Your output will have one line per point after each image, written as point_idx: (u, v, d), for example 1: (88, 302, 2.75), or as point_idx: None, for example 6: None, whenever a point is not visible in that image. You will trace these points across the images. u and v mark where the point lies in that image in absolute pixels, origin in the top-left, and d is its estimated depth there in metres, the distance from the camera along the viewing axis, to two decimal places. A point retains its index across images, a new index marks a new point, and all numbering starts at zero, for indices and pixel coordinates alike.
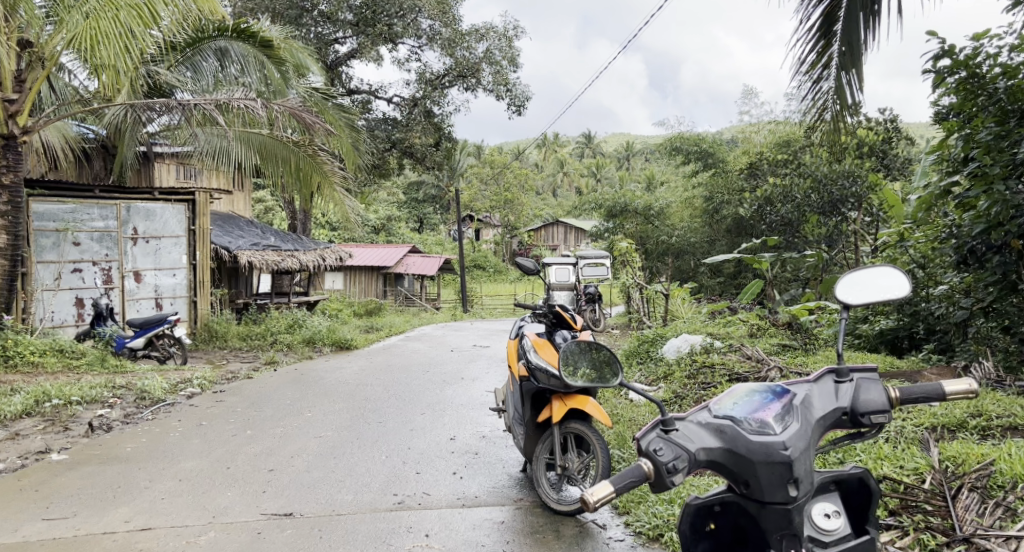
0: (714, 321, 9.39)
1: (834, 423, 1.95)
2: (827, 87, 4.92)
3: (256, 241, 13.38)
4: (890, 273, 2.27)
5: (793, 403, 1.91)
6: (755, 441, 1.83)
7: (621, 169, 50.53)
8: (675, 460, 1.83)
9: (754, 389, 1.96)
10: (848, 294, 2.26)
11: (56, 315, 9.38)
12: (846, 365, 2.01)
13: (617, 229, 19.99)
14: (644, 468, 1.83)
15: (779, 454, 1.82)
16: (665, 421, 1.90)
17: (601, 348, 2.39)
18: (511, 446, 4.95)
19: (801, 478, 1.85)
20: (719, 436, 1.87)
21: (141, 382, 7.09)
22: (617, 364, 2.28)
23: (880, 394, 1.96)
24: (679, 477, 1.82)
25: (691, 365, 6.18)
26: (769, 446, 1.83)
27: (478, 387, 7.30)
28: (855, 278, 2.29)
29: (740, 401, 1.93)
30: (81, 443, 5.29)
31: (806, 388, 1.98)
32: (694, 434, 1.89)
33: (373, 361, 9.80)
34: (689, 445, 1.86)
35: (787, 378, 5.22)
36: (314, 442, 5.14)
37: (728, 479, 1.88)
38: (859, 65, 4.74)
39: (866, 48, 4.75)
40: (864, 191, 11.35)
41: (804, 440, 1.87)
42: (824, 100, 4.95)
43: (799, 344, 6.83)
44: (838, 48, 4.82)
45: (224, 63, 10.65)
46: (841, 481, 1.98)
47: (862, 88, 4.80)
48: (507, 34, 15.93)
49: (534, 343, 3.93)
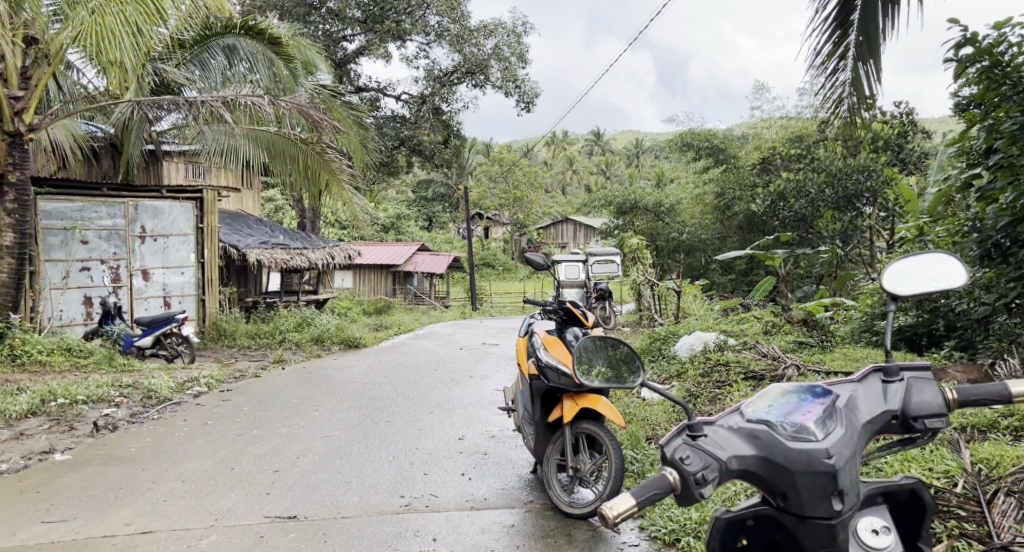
0: (726, 318, 9.26)
1: (883, 427, 1.83)
2: (844, 78, 4.77)
3: (265, 239, 13.32)
4: (944, 260, 2.14)
5: (837, 406, 1.80)
6: (794, 449, 1.71)
7: (631, 166, 50.35)
8: (704, 470, 1.70)
9: (789, 392, 1.84)
10: (896, 284, 2.12)
11: (64, 314, 9.36)
12: (895, 364, 1.89)
13: (627, 226, 19.84)
14: (669, 479, 1.70)
15: (820, 462, 1.70)
16: (692, 426, 1.77)
17: (619, 344, 2.23)
18: (521, 446, 4.85)
19: (846, 490, 1.72)
20: (752, 443, 1.75)
21: (148, 381, 7.03)
22: (633, 359, 2.12)
23: (934, 396, 1.84)
24: (708, 488, 1.69)
25: (705, 363, 6.05)
26: (811, 454, 1.70)
27: (488, 386, 7.19)
28: (901, 267, 2.16)
29: (776, 402, 1.81)
30: (85, 443, 5.22)
31: (851, 389, 1.86)
32: (724, 440, 1.76)
33: (382, 359, 9.71)
34: (720, 453, 1.73)
35: (805, 376, 5.09)
36: (320, 442, 5.06)
37: (762, 490, 1.75)
38: (878, 56, 4.60)
39: (884, 37, 4.61)
40: (880, 186, 11.16)
41: (850, 447, 1.75)
42: (841, 93, 4.80)
43: (815, 341, 6.69)
44: (855, 38, 4.66)
45: (232, 61, 10.55)
46: (891, 493, 1.85)
47: (881, 78, 4.64)
48: (516, 30, 15.80)
49: (543, 340, 3.82)
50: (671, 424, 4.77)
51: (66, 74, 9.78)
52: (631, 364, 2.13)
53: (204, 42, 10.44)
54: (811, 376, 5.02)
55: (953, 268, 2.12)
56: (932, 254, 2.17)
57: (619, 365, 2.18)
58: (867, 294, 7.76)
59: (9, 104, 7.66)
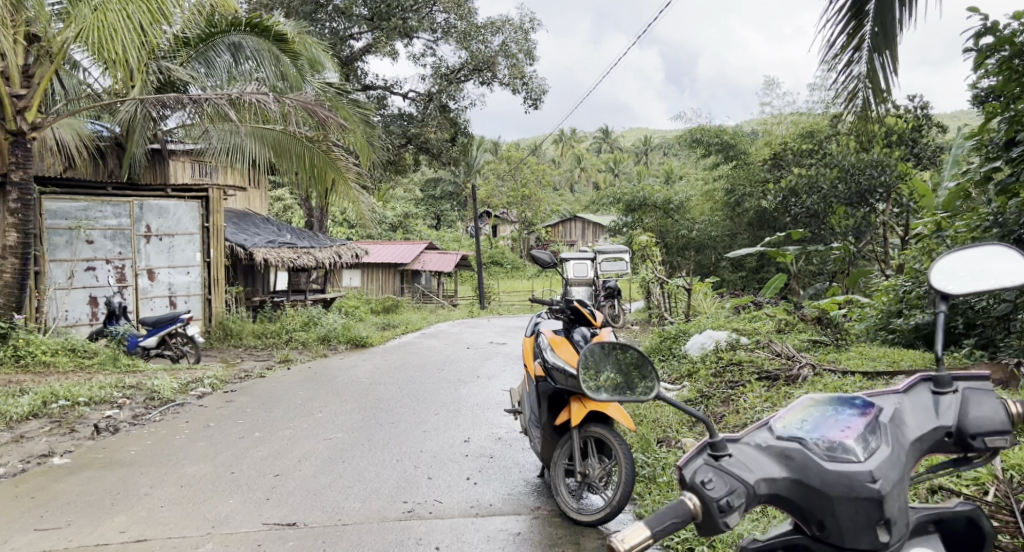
0: (738, 316, 9.10)
1: (936, 445, 1.69)
2: (859, 71, 4.65)
3: (271, 238, 13.25)
4: (999, 252, 1.99)
5: (881, 421, 1.67)
6: (832, 471, 1.58)
7: (639, 163, 50.13)
8: (728, 495, 1.58)
9: (823, 405, 1.71)
10: (946, 282, 1.97)
11: (70, 314, 9.31)
12: (948, 373, 1.76)
13: (636, 223, 19.68)
14: (689, 505, 1.58)
15: (862, 486, 1.56)
16: (714, 445, 1.65)
17: (627, 347, 2.08)
18: (528, 449, 4.73)
19: (893, 519, 1.59)
20: (785, 463, 1.62)
21: (152, 382, 6.95)
22: (646, 366, 1.98)
23: (993, 410, 1.70)
24: (733, 516, 1.57)
25: (717, 362, 5.91)
26: (853, 478, 1.57)
27: (495, 386, 7.07)
28: (950, 263, 2.01)
29: (810, 418, 1.69)
30: (85, 446, 5.14)
31: (897, 402, 1.73)
32: (751, 460, 1.64)
33: (388, 359, 9.59)
34: (747, 476, 1.61)
35: (821, 376, 4.94)
36: (323, 445, 4.95)
37: (797, 516, 1.63)
38: (894, 48, 4.46)
39: (901, 28, 4.45)
40: (894, 181, 10.96)
41: (897, 468, 1.61)
42: (855, 86, 4.69)
43: (830, 340, 6.54)
44: (871, 28, 4.52)
45: (238, 58, 10.51)
46: (945, 520, 1.76)
47: (897, 71, 4.51)
48: (523, 26, 15.64)
49: (550, 341, 3.69)
50: (683, 426, 4.63)
51: (69, 71, 9.70)
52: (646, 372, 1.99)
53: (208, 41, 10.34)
54: (828, 376, 4.87)
55: (1008, 263, 1.97)
56: (980, 248, 2.03)
57: (630, 373, 2.04)
58: (882, 291, 7.58)
59: (12, 103, 7.59)
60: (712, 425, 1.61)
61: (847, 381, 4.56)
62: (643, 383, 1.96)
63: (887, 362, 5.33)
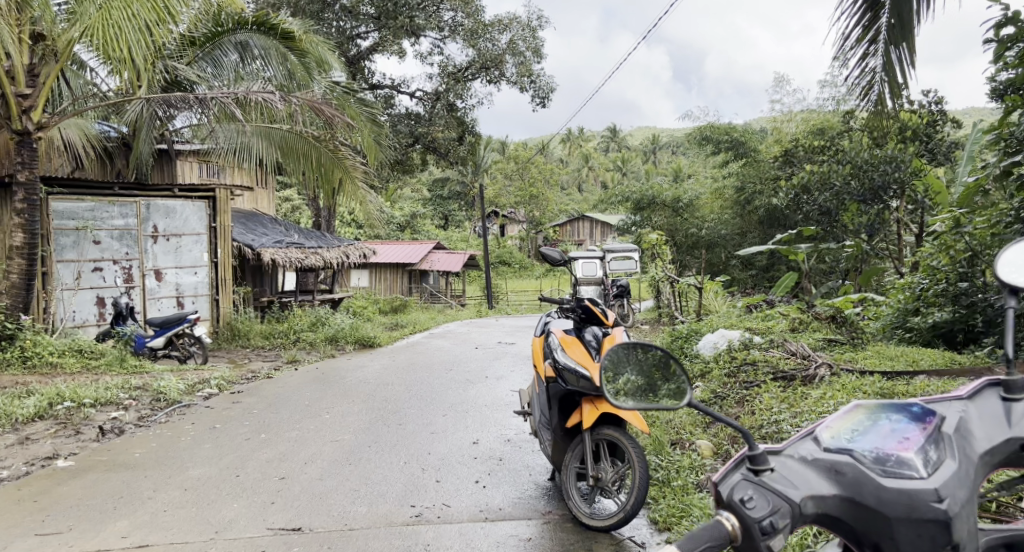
0: (751, 315, 8.97)
1: (1008, 457, 1.58)
2: (875, 64, 4.56)
3: (279, 239, 13.19)
4: None
5: (943, 431, 1.56)
6: (889, 488, 1.49)
7: (647, 161, 49.94)
8: (771, 515, 1.48)
9: (874, 413, 1.62)
10: (1014, 275, 1.88)
11: (77, 315, 9.28)
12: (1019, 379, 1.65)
13: (645, 221, 19.57)
14: (727, 527, 1.49)
15: (922, 502, 1.47)
16: (754, 459, 1.56)
17: (648, 346, 1.98)
18: (538, 451, 4.64)
19: (960, 542, 1.48)
20: (835, 478, 1.53)
21: (158, 383, 6.89)
22: (670, 366, 1.89)
23: None
24: (777, 537, 1.46)
25: (731, 363, 5.80)
26: (912, 495, 1.47)
27: (504, 387, 6.97)
28: (1013, 257, 1.93)
29: (861, 430, 1.59)
30: (90, 448, 5.07)
31: (960, 411, 1.63)
32: (796, 477, 1.54)
33: (397, 360, 9.51)
34: (791, 493, 1.51)
35: (839, 376, 4.80)
36: (330, 447, 4.87)
37: (849, 537, 1.52)
38: (911, 40, 4.35)
39: (917, 19, 4.36)
40: (908, 177, 10.80)
41: (963, 485, 1.51)
42: (871, 79, 4.62)
43: (846, 339, 6.40)
44: (887, 21, 4.41)
45: (245, 58, 10.43)
46: (1014, 544, 1.65)
47: (914, 64, 4.41)
48: (531, 24, 15.55)
49: (560, 341, 3.59)
50: (696, 428, 4.53)
51: (75, 70, 9.66)
52: (675, 373, 1.88)
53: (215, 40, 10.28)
54: (846, 376, 4.74)
55: None
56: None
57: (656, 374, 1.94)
58: (897, 289, 7.44)
59: (17, 102, 7.54)
60: (749, 437, 1.52)
61: (865, 380, 4.44)
62: (669, 387, 1.86)
63: (906, 361, 5.20)
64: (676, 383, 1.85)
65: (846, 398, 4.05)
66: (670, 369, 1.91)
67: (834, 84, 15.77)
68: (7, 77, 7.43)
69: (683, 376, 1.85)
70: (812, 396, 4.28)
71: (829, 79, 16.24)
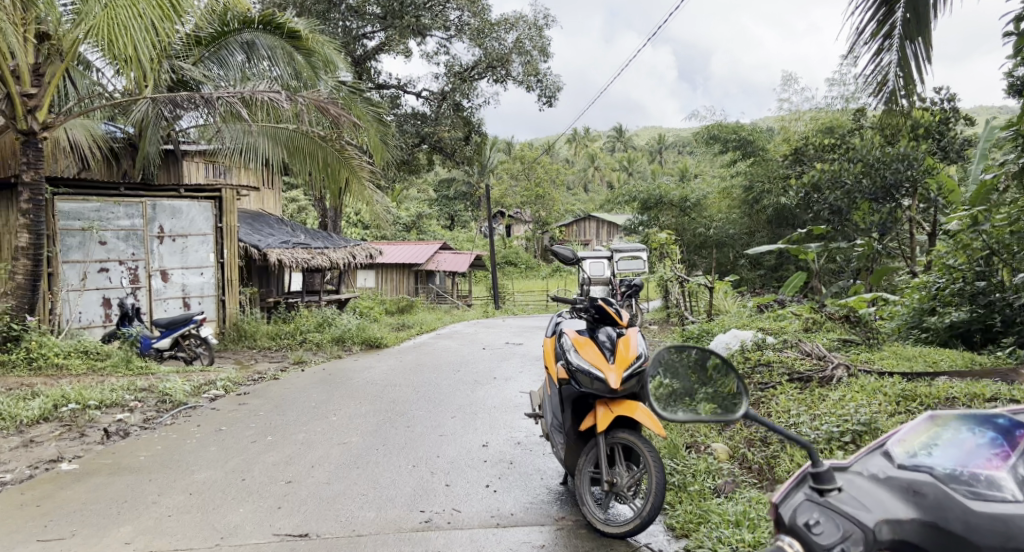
0: (762, 315, 8.86)
1: None
2: (890, 59, 4.51)
3: (286, 239, 13.13)
4: None
5: None
6: (978, 511, 1.42)
7: (654, 161, 49.75)
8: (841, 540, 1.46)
9: (955, 426, 1.56)
10: None
11: (83, 316, 9.24)
12: None
13: (652, 221, 19.45)
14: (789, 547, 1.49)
15: (1018, 528, 1.39)
16: (820, 478, 1.55)
17: (685, 349, 1.94)
18: (549, 454, 4.55)
19: None
20: (915, 501, 1.47)
21: (164, 385, 6.83)
22: (715, 373, 1.89)
23: None
24: None
25: (745, 363, 5.70)
26: (1005, 520, 1.40)
27: (513, 388, 6.88)
28: None
29: (942, 446, 1.54)
30: (95, 450, 5.01)
31: None
32: (870, 498, 1.51)
33: (404, 360, 9.42)
34: (864, 517, 1.48)
35: (857, 378, 4.69)
36: (338, 450, 4.79)
37: None
38: (927, 34, 4.35)
39: (933, 14, 4.33)
40: (921, 175, 10.66)
41: None
42: (887, 74, 4.55)
43: (862, 339, 6.30)
44: (902, 15, 4.39)
45: (251, 58, 10.44)
46: None
47: (930, 58, 4.40)
48: (537, 23, 15.44)
49: (573, 342, 3.51)
50: (710, 431, 4.42)
51: (81, 70, 9.60)
52: (718, 378, 1.89)
53: (221, 39, 10.25)
54: (864, 377, 4.62)
55: None
56: None
57: (693, 376, 1.93)
58: (912, 288, 7.30)
59: (22, 102, 7.49)
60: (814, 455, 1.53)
61: (885, 381, 4.31)
62: (711, 393, 1.89)
63: (926, 362, 5.08)
64: (723, 390, 1.88)
65: (866, 400, 3.93)
66: (709, 371, 1.91)
67: (843, 81, 15.62)
68: (12, 76, 7.38)
69: (728, 380, 1.88)
70: (831, 398, 4.16)
71: (838, 77, 16.11)
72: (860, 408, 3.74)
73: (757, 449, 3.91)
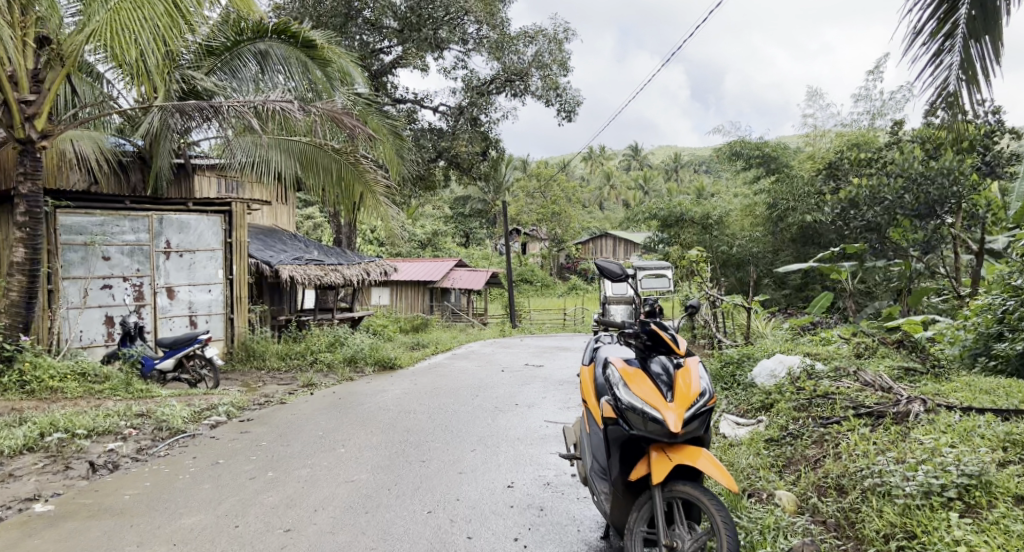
0: (804, 338, 8.25)
1: None
2: (950, 61, 3.95)
3: (298, 255, 12.71)
4: None
5: None
6: None
7: (670, 179, 49.25)
8: None
9: None
10: None
11: (84, 335, 8.81)
12: None
13: (672, 239, 18.89)
14: None
15: None
16: None
17: None
18: (585, 498, 4.01)
19: None
20: None
21: (162, 410, 6.34)
22: None
23: None
24: None
25: (798, 394, 5.14)
26: None
27: (537, 417, 6.34)
28: None
29: None
30: (76, 487, 4.51)
31: None
32: None
33: (418, 384, 8.87)
34: None
35: (937, 414, 4.06)
36: (345, 489, 4.31)
37: None
38: (996, 32, 3.83)
39: (1002, 11, 3.82)
40: (966, 191, 10.08)
41: None
42: (947, 78, 3.98)
43: (925, 368, 5.71)
44: (967, 12, 3.85)
45: (266, 68, 9.95)
46: None
47: (999, 59, 3.87)
48: (557, 36, 14.93)
49: (621, 374, 2.98)
50: (771, 475, 3.87)
51: (90, 81, 9.15)
52: None
53: (235, 49, 9.84)
54: (947, 413, 4.01)
55: None
56: None
57: None
58: (972, 309, 6.68)
59: (20, 108, 7.01)
60: None
61: (976, 419, 3.72)
62: None
63: (1010, 397, 4.47)
64: None
65: (965, 445, 3.35)
66: None
67: (870, 96, 15.10)
68: (9, 82, 6.92)
69: None
70: (918, 439, 3.57)
71: (864, 92, 15.58)
72: (960, 454, 3.20)
73: (831, 500, 3.37)
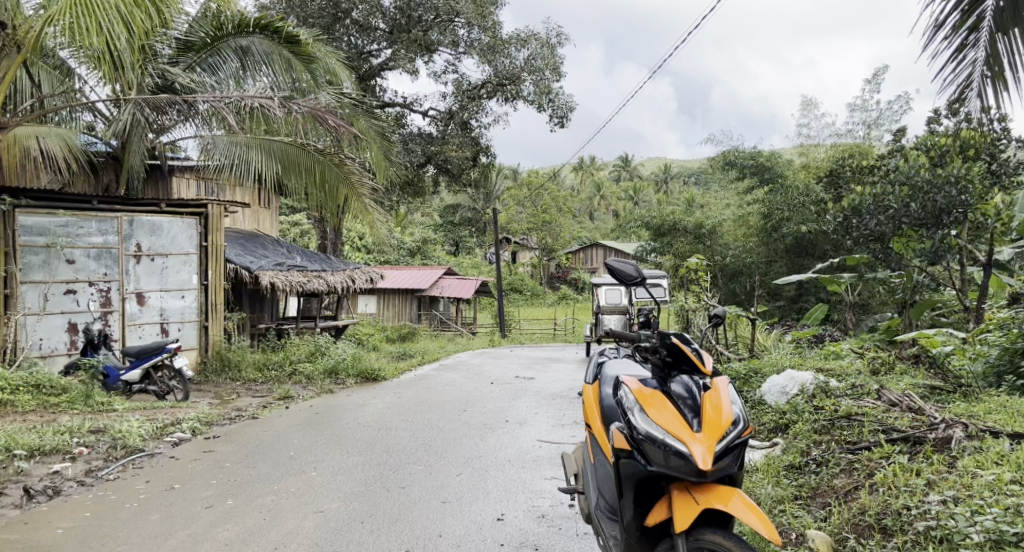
0: (810, 352, 7.76)
1: None
2: (976, 56, 3.39)
3: (279, 261, 12.16)
4: None
5: None
6: None
7: (661, 191, 48.93)
8: None
9: None
10: None
11: (45, 343, 8.23)
12: None
13: (665, 248, 18.44)
14: None
15: None
16: None
17: None
18: (585, 535, 3.52)
19: None
20: None
21: (119, 427, 5.79)
22: None
23: None
24: None
25: (817, 415, 4.65)
26: None
27: (529, 435, 5.85)
28: None
29: None
30: (5, 518, 3.97)
31: None
32: None
33: (402, 397, 8.34)
34: None
35: (983, 441, 3.57)
36: (312, 522, 3.78)
37: None
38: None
39: None
40: (974, 200, 9.59)
41: None
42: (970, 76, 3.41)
43: (951, 389, 5.23)
44: (994, 2, 3.28)
45: (246, 64, 9.43)
46: None
47: None
48: (551, 40, 14.49)
49: (637, 397, 2.60)
50: (797, 511, 3.40)
51: (54, 72, 8.61)
52: None
53: (213, 45, 9.32)
54: (994, 440, 3.53)
55: None
56: None
57: None
58: (998, 325, 6.21)
59: None
60: None
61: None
62: None
63: None
64: None
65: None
66: None
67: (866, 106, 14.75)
68: None
69: None
70: (973, 473, 3.12)
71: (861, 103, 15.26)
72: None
73: (875, 543, 2.94)
